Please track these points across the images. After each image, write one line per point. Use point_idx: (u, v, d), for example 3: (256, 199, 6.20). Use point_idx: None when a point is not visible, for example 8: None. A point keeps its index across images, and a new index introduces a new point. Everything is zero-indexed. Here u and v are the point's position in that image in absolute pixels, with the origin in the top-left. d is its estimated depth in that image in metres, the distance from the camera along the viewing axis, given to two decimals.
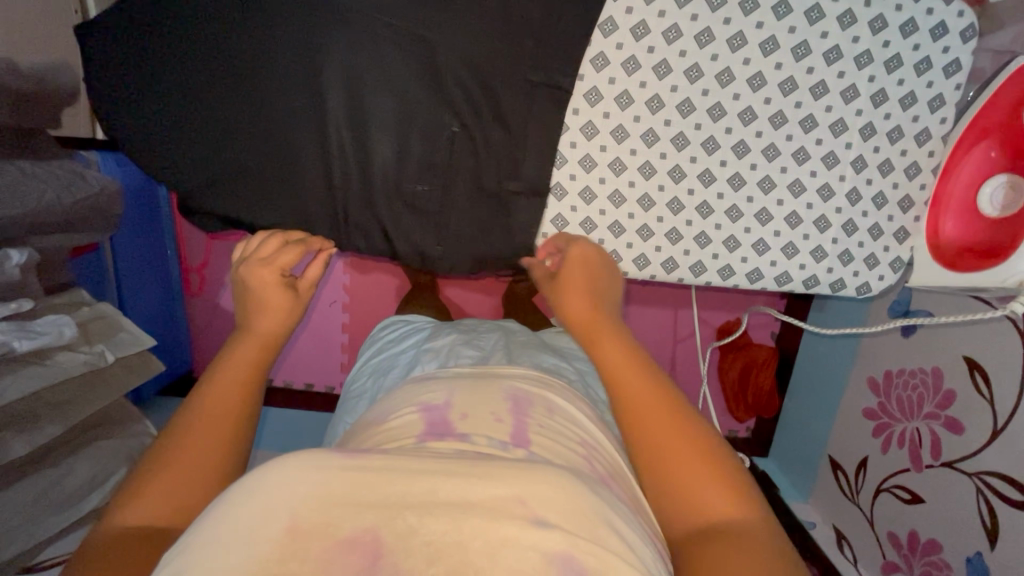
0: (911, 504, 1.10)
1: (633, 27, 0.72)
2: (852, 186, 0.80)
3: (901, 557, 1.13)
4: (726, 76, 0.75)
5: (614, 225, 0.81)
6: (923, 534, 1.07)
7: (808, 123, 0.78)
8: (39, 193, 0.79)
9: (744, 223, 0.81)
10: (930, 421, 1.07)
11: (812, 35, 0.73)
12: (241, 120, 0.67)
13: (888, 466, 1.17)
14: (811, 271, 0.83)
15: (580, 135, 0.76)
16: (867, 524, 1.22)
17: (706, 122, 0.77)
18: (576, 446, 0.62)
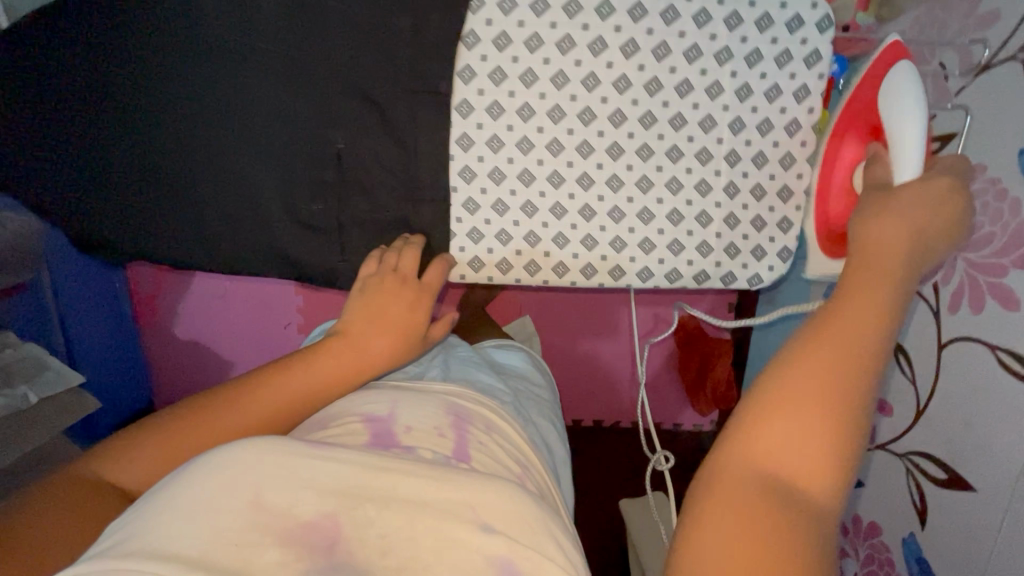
0: (855, 489, 1.15)
1: (494, 38, 0.83)
2: (729, 179, 0.90)
3: (847, 542, 1.18)
4: (593, 80, 0.85)
5: (501, 234, 0.91)
6: (865, 517, 1.13)
7: (679, 120, 0.88)
8: None
9: (628, 222, 0.91)
10: None
11: (670, 35, 0.84)
12: (191, 136, 0.80)
13: None
14: (700, 264, 0.93)
15: (457, 148, 0.87)
16: None
17: (579, 128, 0.87)
18: (511, 462, 0.66)
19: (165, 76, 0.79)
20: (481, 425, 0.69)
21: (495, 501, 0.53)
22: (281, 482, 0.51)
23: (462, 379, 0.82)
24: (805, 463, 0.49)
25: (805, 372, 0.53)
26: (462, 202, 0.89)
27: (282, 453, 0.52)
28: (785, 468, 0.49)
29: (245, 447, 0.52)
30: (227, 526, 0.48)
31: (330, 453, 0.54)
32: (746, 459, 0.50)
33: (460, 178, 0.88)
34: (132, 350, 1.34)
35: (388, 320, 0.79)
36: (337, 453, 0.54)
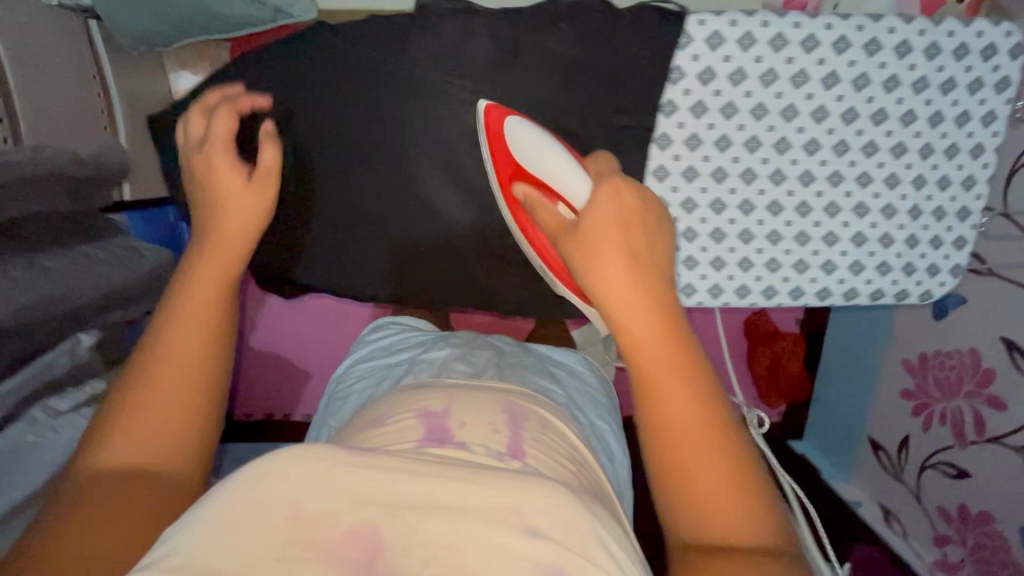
0: (959, 480, 1.08)
1: (700, 72, 0.88)
2: (887, 201, 0.97)
3: (952, 529, 1.11)
4: (791, 112, 0.91)
5: (688, 231, 0.97)
6: (974, 506, 1.05)
7: (870, 146, 0.94)
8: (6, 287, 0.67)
9: (786, 218, 0.97)
10: (972, 400, 1.04)
11: (840, 64, 0.88)
12: (413, 177, 0.93)
13: (930, 445, 1.14)
14: (856, 256, 1.00)
15: (654, 179, 0.94)
16: (914, 500, 1.19)
17: (808, 124, 0.92)
18: (566, 463, 0.59)
19: (364, 110, 0.90)
20: (535, 424, 0.61)
21: (548, 500, 0.37)
22: (319, 490, 0.35)
23: (516, 380, 0.79)
24: (730, 457, 0.46)
25: (661, 396, 0.48)
26: (655, 169, 0.93)
27: (296, 453, 0.36)
28: (713, 477, 0.45)
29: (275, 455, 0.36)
30: (251, 548, 0.32)
31: (384, 461, 0.36)
32: (692, 512, 0.45)
33: (654, 178, 0.94)
34: None
35: (221, 202, 0.64)
36: (377, 457, 0.37)
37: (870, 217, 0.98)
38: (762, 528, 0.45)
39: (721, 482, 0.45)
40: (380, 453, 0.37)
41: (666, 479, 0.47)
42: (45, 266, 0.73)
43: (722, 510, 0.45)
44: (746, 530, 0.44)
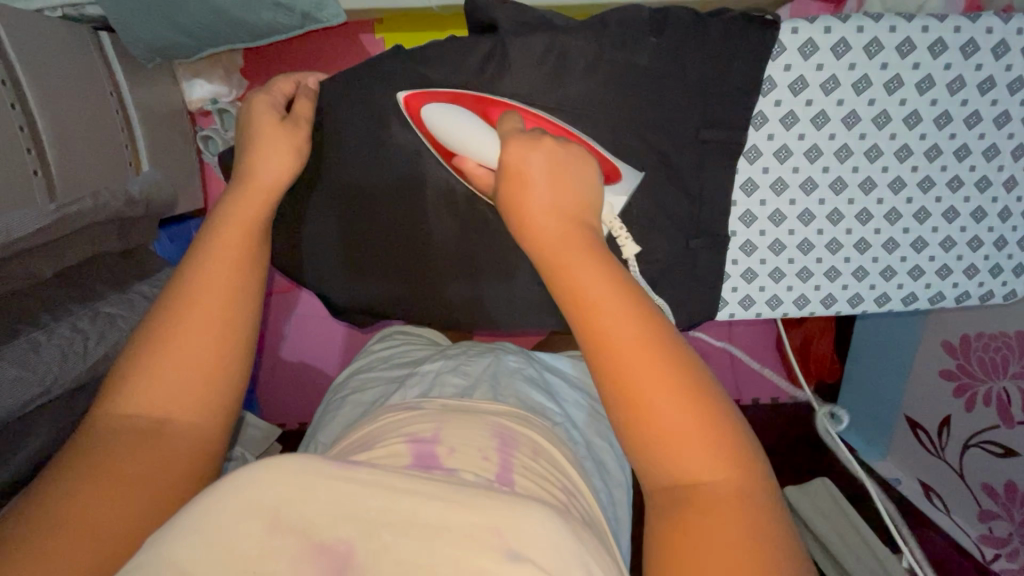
0: (1006, 458, 1.08)
1: (792, 83, 0.65)
2: (977, 205, 0.71)
3: (997, 505, 1.11)
4: (882, 119, 0.67)
5: (747, 272, 0.72)
6: (1020, 484, 1.06)
7: (962, 152, 0.69)
8: (62, 350, 0.62)
9: (900, 252, 0.72)
10: (1019, 381, 1.05)
11: (936, 68, 0.65)
12: (430, 230, 0.79)
13: (976, 424, 1.14)
14: (989, 287, 0.74)
15: (737, 225, 0.70)
16: (957, 478, 1.20)
17: (933, 131, 0.67)
18: (557, 492, 0.52)
19: (381, 186, 0.76)
20: (527, 449, 0.54)
21: (534, 523, 0.34)
22: (279, 513, 0.33)
23: (511, 398, 0.72)
24: (685, 389, 0.39)
25: (602, 325, 0.40)
26: (739, 217, 0.70)
27: (285, 457, 0.34)
28: (678, 417, 0.39)
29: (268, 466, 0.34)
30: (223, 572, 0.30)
31: (362, 472, 0.34)
32: (656, 459, 0.39)
33: (738, 224, 0.70)
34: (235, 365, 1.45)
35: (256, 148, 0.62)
36: (365, 470, 0.35)
37: (1008, 246, 0.73)
38: (735, 466, 0.39)
39: (688, 422, 0.39)
40: (363, 464, 0.35)
41: (621, 414, 0.40)
42: (111, 314, 0.69)
43: (691, 450, 0.39)
44: (709, 468, 0.39)
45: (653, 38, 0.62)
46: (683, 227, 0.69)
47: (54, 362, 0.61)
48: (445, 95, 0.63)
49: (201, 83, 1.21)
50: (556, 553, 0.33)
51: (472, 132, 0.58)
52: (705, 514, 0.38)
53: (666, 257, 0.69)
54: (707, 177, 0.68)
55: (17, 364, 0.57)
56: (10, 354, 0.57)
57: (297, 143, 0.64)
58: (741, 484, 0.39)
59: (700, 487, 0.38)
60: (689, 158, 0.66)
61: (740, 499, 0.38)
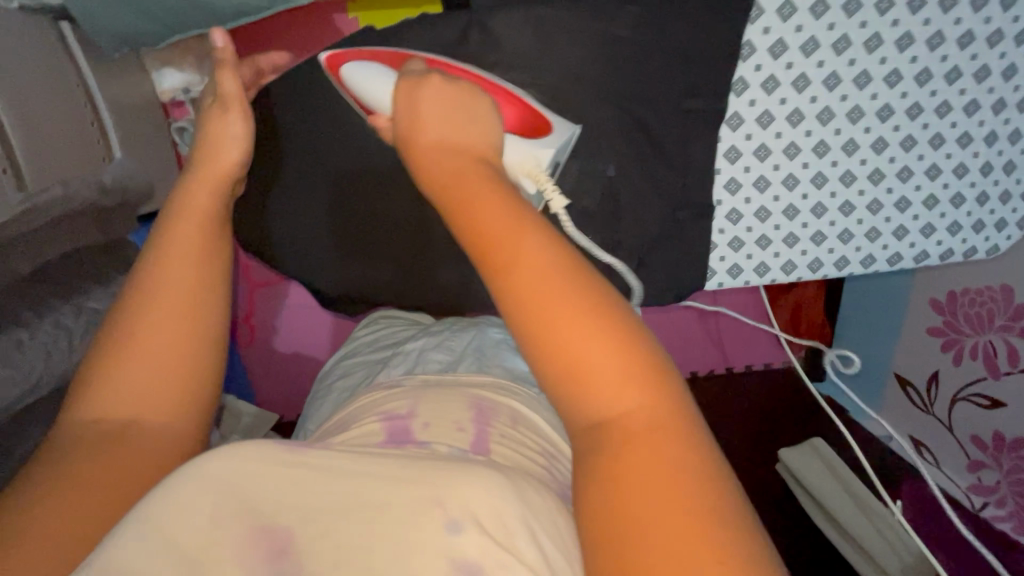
0: (993, 409, 1.12)
1: (772, 46, 0.64)
2: (958, 162, 0.71)
3: (985, 455, 1.15)
4: (863, 78, 0.66)
5: (733, 241, 0.72)
6: (1008, 433, 1.09)
7: (942, 109, 0.68)
8: None
9: (884, 212, 0.72)
10: (1005, 333, 1.07)
11: (914, 24, 0.64)
12: (394, 216, 0.78)
13: (962, 378, 1.17)
14: (975, 243, 0.74)
15: (723, 193, 0.70)
16: (946, 431, 1.23)
17: (913, 89, 0.67)
18: (536, 455, 0.57)
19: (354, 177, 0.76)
20: (502, 420, 0.58)
21: (473, 488, 0.38)
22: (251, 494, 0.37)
23: (497, 369, 0.70)
24: (612, 324, 0.40)
25: (509, 261, 0.42)
26: (724, 185, 0.69)
27: (243, 447, 0.39)
28: (592, 350, 0.39)
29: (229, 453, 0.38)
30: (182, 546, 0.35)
31: (309, 457, 0.39)
32: (573, 394, 0.40)
33: (723, 192, 0.69)
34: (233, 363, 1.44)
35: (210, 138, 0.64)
36: (314, 456, 0.39)
37: (991, 202, 0.73)
38: (652, 394, 0.39)
39: (603, 354, 0.39)
40: (316, 450, 0.40)
41: (557, 373, 0.40)
42: None
43: (604, 381, 0.39)
44: (630, 397, 0.39)
45: (632, 7, 0.62)
46: (668, 198, 0.69)
47: None
48: (385, 54, 0.62)
49: (172, 72, 1.17)
50: (498, 512, 0.38)
51: (382, 86, 0.60)
52: (637, 447, 0.37)
53: (653, 227, 0.70)
54: (693, 148, 0.67)
55: None
56: None
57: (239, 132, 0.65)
58: (656, 408, 0.39)
59: (621, 417, 0.39)
60: (672, 129, 0.66)
61: (658, 424, 0.38)
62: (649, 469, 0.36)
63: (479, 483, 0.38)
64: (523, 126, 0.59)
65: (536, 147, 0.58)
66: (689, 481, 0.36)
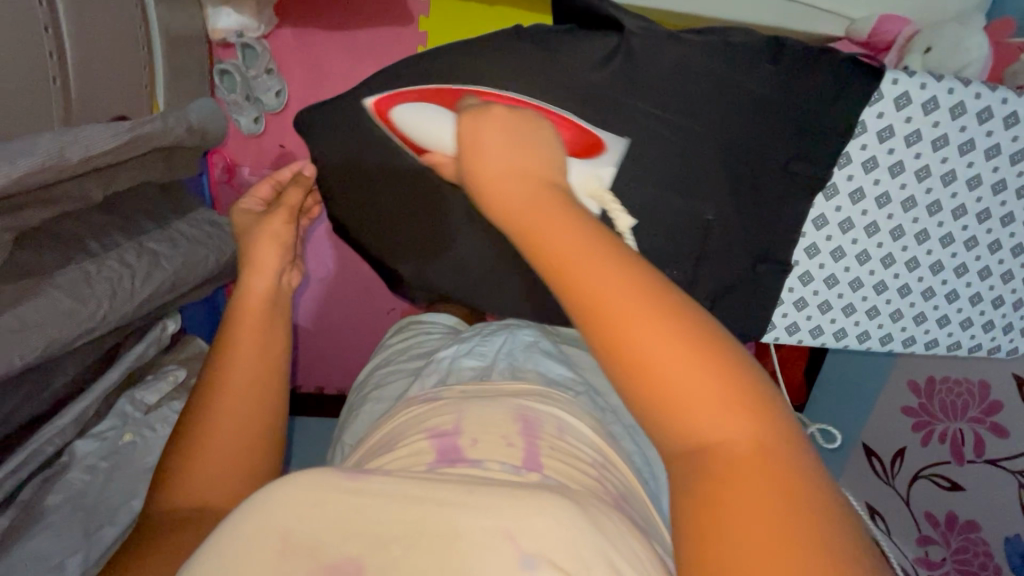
0: (951, 492, 1.21)
1: (881, 130, 0.67)
2: (1007, 268, 0.77)
3: (936, 532, 1.25)
4: (950, 177, 0.70)
5: (799, 301, 0.76)
6: (961, 515, 1.20)
7: (1007, 218, 0.74)
8: (112, 284, 0.56)
9: (935, 301, 0.78)
10: (975, 425, 1.17)
11: (1004, 139, 0.69)
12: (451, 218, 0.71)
13: (927, 458, 1.26)
14: (999, 342, 0.82)
15: (801, 255, 0.73)
16: (902, 504, 1.32)
17: (988, 196, 0.72)
18: (590, 467, 0.54)
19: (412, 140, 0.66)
20: (552, 427, 0.55)
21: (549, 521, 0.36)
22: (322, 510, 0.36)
23: (532, 373, 0.67)
24: (709, 356, 0.34)
25: (612, 313, 0.35)
26: (805, 248, 0.73)
27: (299, 478, 0.38)
28: (691, 373, 0.34)
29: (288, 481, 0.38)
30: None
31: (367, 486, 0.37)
32: (667, 425, 0.34)
33: (803, 255, 0.73)
34: None
35: (253, 236, 0.61)
36: (369, 482, 0.38)
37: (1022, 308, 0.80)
38: (746, 418, 0.33)
39: (702, 377, 0.33)
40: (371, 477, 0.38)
41: (649, 410, 0.34)
42: (156, 251, 0.63)
43: (704, 410, 0.33)
44: (733, 425, 0.33)
45: (770, 61, 0.63)
46: (755, 248, 0.71)
47: (106, 298, 0.55)
48: (416, 94, 0.62)
49: (229, 12, 1.11)
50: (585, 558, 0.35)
51: (437, 126, 0.59)
52: (749, 478, 0.32)
53: (733, 274, 0.71)
54: (787, 207, 0.69)
55: (70, 296, 0.51)
56: (61, 284, 0.51)
57: (281, 236, 0.61)
58: (760, 432, 0.33)
59: (715, 446, 0.33)
60: (774, 186, 0.67)
61: (762, 455, 0.33)
62: (757, 496, 0.31)
63: (545, 512, 0.36)
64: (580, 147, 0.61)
65: (596, 167, 0.61)
66: (809, 514, 0.31)
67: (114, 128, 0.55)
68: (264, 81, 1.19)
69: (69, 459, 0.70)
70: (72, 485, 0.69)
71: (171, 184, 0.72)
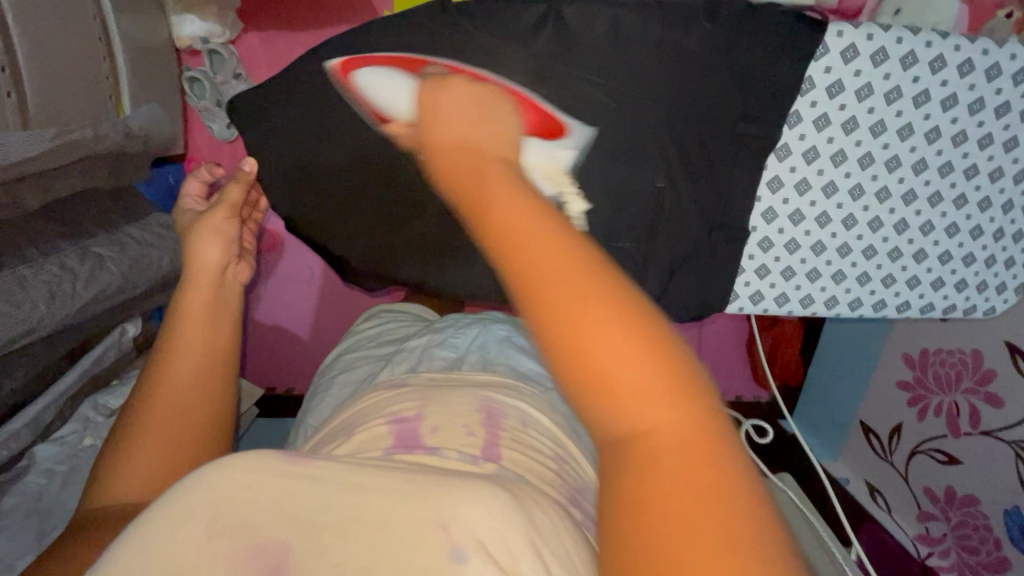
0: (948, 465, 1.18)
1: (829, 85, 0.65)
2: (976, 223, 0.74)
3: (936, 508, 1.22)
4: (906, 131, 0.68)
5: (760, 268, 0.75)
6: (959, 490, 1.16)
7: (971, 171, 0.71)
8: (51, 286, 0.57)
9: (902, 262, 0.76)
10: (970, 395, 1.14)
11: (961, 88, 0.66)
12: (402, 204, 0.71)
13: (924, 432, 1.23)
14: (975, 302, 0.79)
15: (758, 221, 0.72)
16: (902, 481, 1.29)
17: (948, 148, 0.69)
18: (549, 461, 0.54)
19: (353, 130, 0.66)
20: (517, 421, 0.56)
21: (480, 511, 0.35)
22: (258, 489, 0.35)
23: (503, 366, 0.73)
24: (658, 352, 0.30)
25: (551, 297, 0.31)
26: (761, 213, 0.71)
27: (241, 457, 0.36)
28: (624, 354, 0.30)
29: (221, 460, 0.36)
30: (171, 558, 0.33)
31: (306, 469, 0.36)
32: (602, 410, 0.30)
33: (760, 220, 0.72)
34: None
35: (195, 228, 0.64)
36: (313, 467, 0.37)
37: (996, 264, 0.78)
38: (686, 409, 0.30)
39: (639, 359, 0.30)
40: (313, 460, 0.37)
41: (590, 398, 0.30)
42: (100, 254, 0.65)
43: (640, 393, 0.30)
44: (666, 409, 0.29)
45: (705, 25, 0.60)
46: (708, 217, 0.71)
47: (41, 300, 0.56)
48: (386, 59, 0.61)
49: (191, 19, 1.11)
50: (505, 541, 0.34)
51: (394, 92, 0.59)
52: (693, 466, 0.28)
53: (684, 245, 0.72)
54: (739, 178, 0.68)
55: (1, 298, 0.52)
56: None
57: (220, 226, 0.64)
58: (704, 426, 0.29)
59: (649, 436, 0.29)
60: (723, 153, 0.67)
61: (703, 437, 0.29)
62: (691, 485, 0.27)
63: (482, 502, 0.35)
64: (540, 130, 0.59)
65: (555, 151, 0.61)
66: (739, 492, 0.28)
67: (38, 133, 0.55)
68: (232, 86, 1.19)
69: (30, 462, 0.72)
70: (29, 487, 0.71)
71: (122, 186, 0.74)
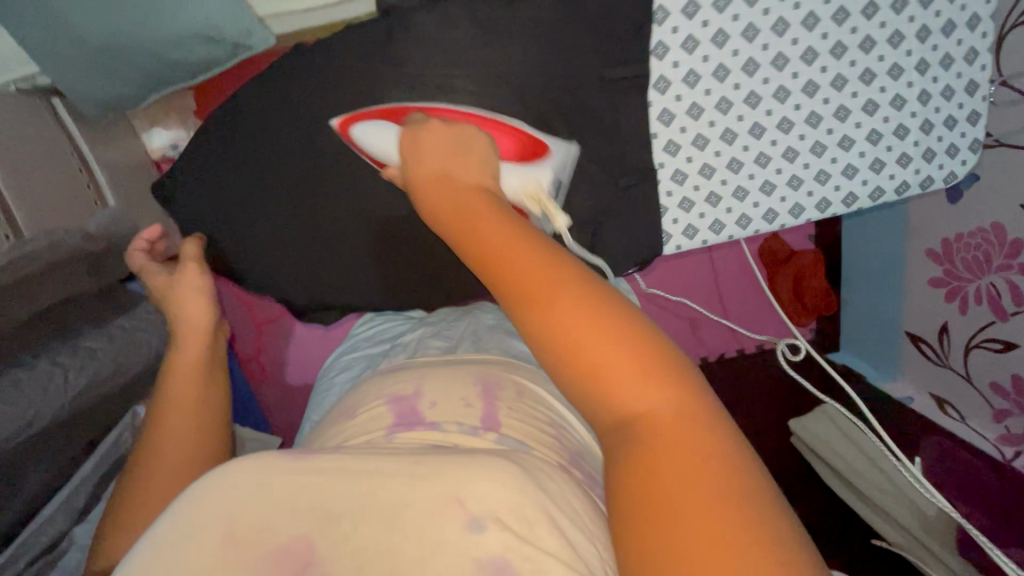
0: (1007, 353, 1.08)
1: (684, 7, 0.67)
2: (894, 94, 0.73)
3: (1010, 402, 1.10)
4: (781, 26, 0.69)
5: (683, 202, 0.76)
6: None
7: (866, 44, 0.71)
8: (44, 385, 0.68)
9: (830, 153, 0.74)
10: (1005, 273, 1.04)
11: None
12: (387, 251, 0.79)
13: (971, 326, 1.13)
14: (927, 172, 0.77)
15: (663, 154, 0.73)
16: (965, 382, 1.18)
17: (831, 30, 0.70)
18: (547, 426, 0.58)
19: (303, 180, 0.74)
20: (512, 393, 0.59)
21: (490, 486, 0.41)
22: (271, 492, 0.41)
23: (494, 350, 0.75)
24: (632, 340, 0.38)
25: (547, 302, 0.39)
26: (662, 146, 0.73)
27: (255, 464, 0.43)
28: (606, 346, 0.37)
29: (238, 467, 0.42)
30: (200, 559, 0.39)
31: (315, 465, 0.43)
32: (595, 394, 0.37)
33: (664, 153, 0.73)
34: (252, 407, 1.38)
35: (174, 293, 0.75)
36: (316, 461, 0.43)
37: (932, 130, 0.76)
38: (669, 390, 0.37)
39: (621, 350, 0.37)
40: (320, 457, 0.43)
41: (581, 385, 0.38)
42: (92, 348, 0.76)
43: (625, 376, 0.37)
44: (653, 394, 0.37)
45: None
46: (610, 169, 0.74)
47: (36, 397, 0.67)
48: (375, 111, 0.68)
49: (159, 130, 1.23)
50: (517, 509, 0.40)
51: (390, 144, 0.66)
52: (674, 442, 0.35)
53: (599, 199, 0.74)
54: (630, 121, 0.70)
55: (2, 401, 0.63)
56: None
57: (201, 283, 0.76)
58: (682, 405, 0.37)
59: (643, 416, 0.36)
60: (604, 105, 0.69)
61: (679, 419, 0.36)
62: (681, 455, 0.34)
63: (491, 480, 0.41)
64: (520, 153, 0.67)
65: (534, 171, 0.67)
66: (722, 460, 0.35)
67: None
68: None
69: None
70: None
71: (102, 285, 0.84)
